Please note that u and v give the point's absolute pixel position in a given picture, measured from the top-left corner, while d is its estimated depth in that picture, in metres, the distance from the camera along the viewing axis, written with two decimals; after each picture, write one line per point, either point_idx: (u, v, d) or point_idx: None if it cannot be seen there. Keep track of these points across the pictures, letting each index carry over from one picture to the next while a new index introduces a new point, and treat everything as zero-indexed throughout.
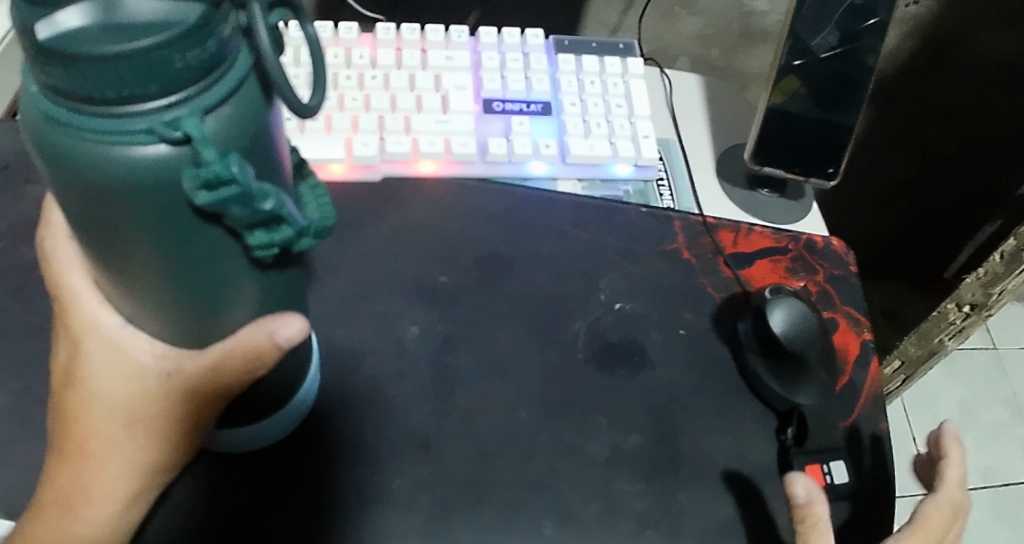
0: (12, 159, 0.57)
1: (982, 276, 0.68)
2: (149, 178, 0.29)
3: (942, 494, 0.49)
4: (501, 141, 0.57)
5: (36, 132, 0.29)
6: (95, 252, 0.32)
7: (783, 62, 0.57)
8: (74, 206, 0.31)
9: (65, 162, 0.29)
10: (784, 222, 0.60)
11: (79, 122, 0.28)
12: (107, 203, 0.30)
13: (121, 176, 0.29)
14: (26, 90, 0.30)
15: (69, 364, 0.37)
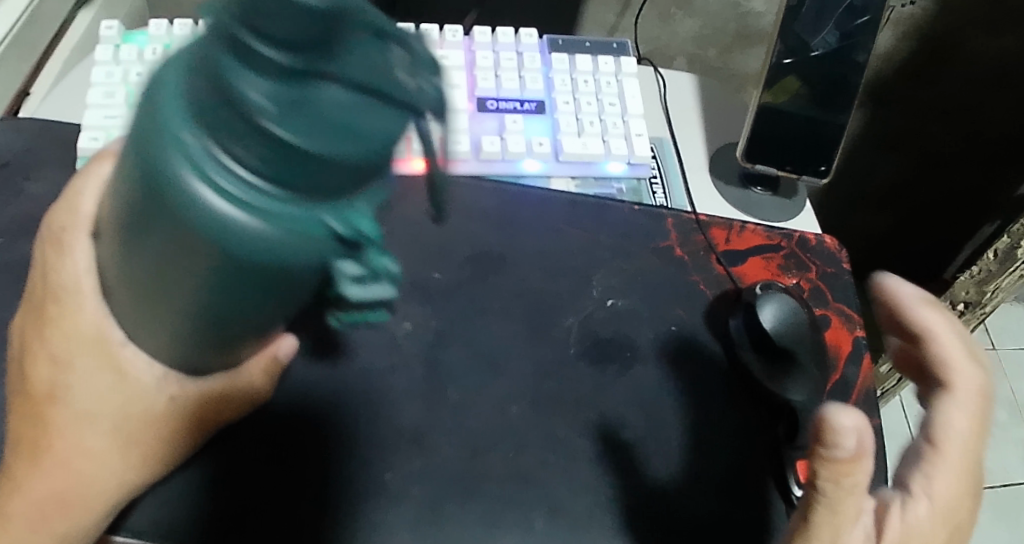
0: (11, 158, 0.58)
1: (976, 274, 0.68)
2: (259, 232, 0.31)
3: (957, 381, 0.43)
4: (495, 138, 0.58)
5: (154, 160, 0.31)
6: (156, 279, 0.33)
7: (773, 60, 0.58)
8: (156, 232, 0.32)
9: (230, 230, 0.30)
10: (778, 220, 0.61)
11: (211, 161, 0.30)
12: (202, 241, 0.31)
13: (233, 225, 0.30)
14: (177, 137, 0.30)
15: (61, 369, 0.38)
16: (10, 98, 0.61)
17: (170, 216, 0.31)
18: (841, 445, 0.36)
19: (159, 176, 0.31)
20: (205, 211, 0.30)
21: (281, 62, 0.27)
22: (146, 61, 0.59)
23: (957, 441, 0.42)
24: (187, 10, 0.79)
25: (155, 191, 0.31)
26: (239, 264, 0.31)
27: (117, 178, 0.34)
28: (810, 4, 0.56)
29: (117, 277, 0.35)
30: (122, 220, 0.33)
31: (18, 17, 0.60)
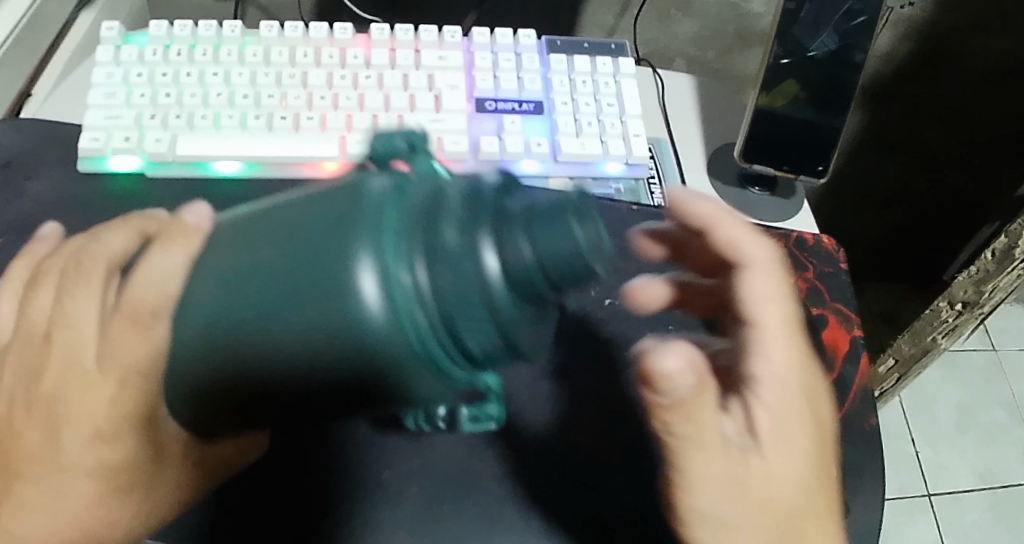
0: (13, 158, 0.58)
1: (974, 273, 0.68)
2: (399, 344, 0.36)
3: (750, 269, 0.48)
4: (493, 139, 0.58)
5: (357, 250, 0.35)
6: (276, 334, 0.36)
7: (770, 61, 0.58)
8: (306, 297, 0.35)
9: (401, 372, 0.36)
10: (775, 220, 0.61)
11: (403, 273, 0.36)
12: (358, 346, 0.36)
13: (386, 333, 0.36)
14: (397, 282, 0.36)
15: (101, 446, 0.43)
16: (12, 99, 0.62)
17: (356, 343, 0.35)
18: (666, 374, 0.39)
19: (367, 311, 0.35)
20: (363, 310, 0.35)
21: (530, 262, 0.36)
22: (146, 62, 0.59)
23: (775, 307, 0.47)
24: (188, 11, 0.79)
25: (354, 320, 0.35)
26: (369, 360, 0.36)
27: (280, 226, 0.37)
28: (809, 5, 0.57)
29: (219, 313, 0.36)
30: (259, 266, 0.36)
31: (20, 19, 0.60)
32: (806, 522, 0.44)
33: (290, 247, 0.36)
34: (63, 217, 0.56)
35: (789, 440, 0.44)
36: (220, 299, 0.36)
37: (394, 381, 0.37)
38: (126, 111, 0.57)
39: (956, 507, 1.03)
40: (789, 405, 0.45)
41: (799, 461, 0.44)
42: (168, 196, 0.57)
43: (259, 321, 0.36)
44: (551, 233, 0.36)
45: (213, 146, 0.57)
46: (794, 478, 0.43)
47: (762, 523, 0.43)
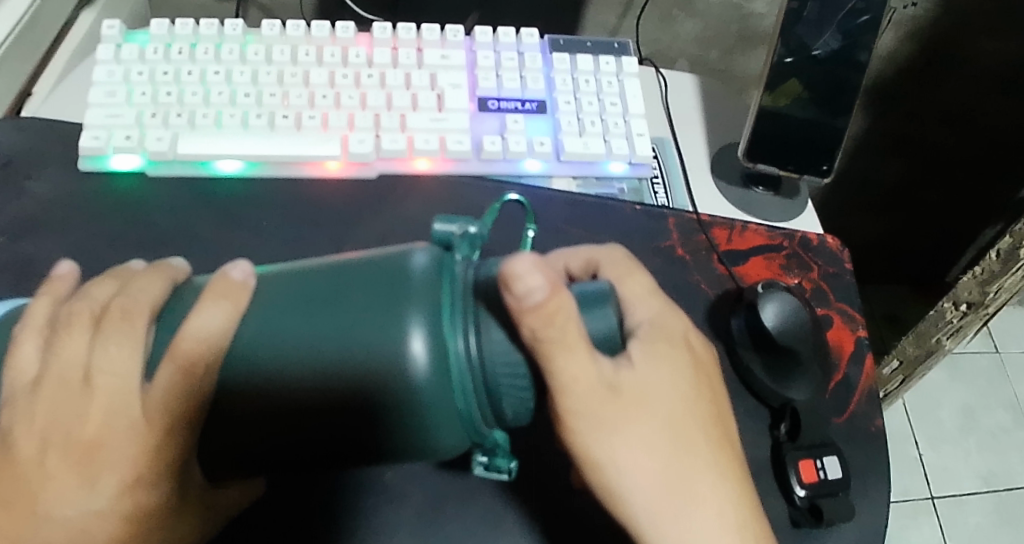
0: (13, 156, 0.58)
1: (978, 274, 0.68)
2: (442, 402, 0.40)
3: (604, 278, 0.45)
4: (496, 138, 0.57)
5: (415, 306, 0.39)
6: (326, 382, 0.39)
7: (773, 59, 0.58)
8: (365, 351, 0.38)
9: (433, 421, 0.40)
10: (779, 220, 0.61)
11: (454, 338, 0.39)
12: (401, 396, 0.39)
13: (430, 392, 0.39)
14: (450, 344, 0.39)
15: (136, 494, 0.42)
16: (13, 98, 0.61)
17: (403, 393, 0.39)
18: (530, 295, 0.38)
19: (420, 365, 0.39)
20: (412, 370, 0.39)
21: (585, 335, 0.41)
22: (148, 60, 0.59)
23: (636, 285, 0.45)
24: (188, 9, 0.79)
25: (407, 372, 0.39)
26: (410, 414, 0.40)
27: (336, 287, 0.40)
28: (813, 5, 0.57)
29: (279, 355, 0.39)
30: (322, 317, 0.39)
31: (20, 17, 0.60)
32: (689, 421, 0.43)
33: (353, 302, 0.39)
34: (64, 217, 0.56)
35: (663, 355, 0.43)
36: (277, 345, 0.39)
37: (424, 436, 0.41)
38: (127, 109, 0.57)
39: (960, 510, 1.02)
40: (654, 333, 0.44)
41: (677, 373, 0.43)
42: (173, 197, 0.57)
43: (315, 369, 0.39)
44: (588, 316, 0.41)
45: (216, 146, 0.56)
46: (669, 381, 0.43)
47: (654, 431, 0.42)
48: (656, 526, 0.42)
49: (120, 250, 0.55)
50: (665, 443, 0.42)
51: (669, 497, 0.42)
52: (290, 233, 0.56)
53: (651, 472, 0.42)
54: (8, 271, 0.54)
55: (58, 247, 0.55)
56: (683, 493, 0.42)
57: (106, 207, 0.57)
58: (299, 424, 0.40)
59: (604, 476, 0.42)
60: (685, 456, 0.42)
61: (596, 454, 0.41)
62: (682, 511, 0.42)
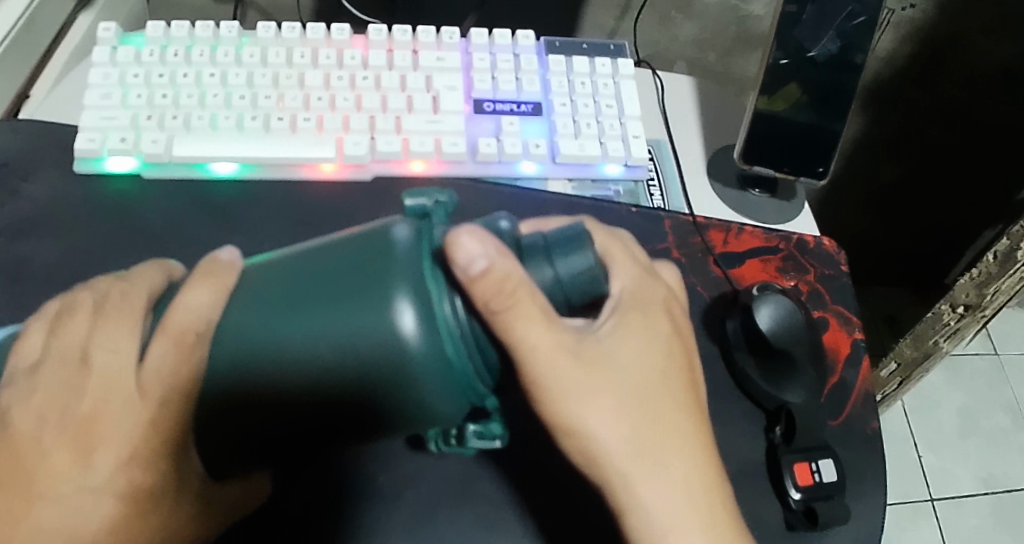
0: (10, 159, 0.58)
1: (976, 276, 0.68)
2: (438, 367, 0.39)
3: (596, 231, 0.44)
4: (491, 140, 0.57)
5: (400, 267, 0.38)
6: (317, 359, 0.38)
7: (770, 62, 0.58)
8: (354, 326, 0.38)
9: (427, 386, 0.39)
10: (775, 222, 0.60)
11: (439, 301, 0.39)
12: (392, 358, 0.38)
13: (426, 359, 0.38)
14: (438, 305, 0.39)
15: (132, 471, 0.42)
16: (10, 99, 0.61)
17: (393, 355, 0.38)
18: (474, 264, 0.38)
19: (408, 325, 0.38)
20: (404, 339, 0.38)
21: (554, 277, 0.40)
22: (144, 62, 0.59)
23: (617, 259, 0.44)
24: (187, 11, 0.79)
25: (396, 334, 0.38)
26: (407, 383, 0.39)
27: (316, 265, 0.39)
28: (811, 8, 0.57)
29: (266, 340, 0.39)
30: (304, 296, 0.39)
31: (17, 19, 0.60)
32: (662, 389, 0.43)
33: (332, 277, 0.39)
34: (58, 218, 0.56)
35: (636, 328, 0.43)
36: (264, 329, 0.39)
37: (420, 403, 0.39)
38: (123, 112, 0.57)
39: (959, 512, 1.02)
40: (624, 309, 0.43)
41: (651, 344, 0.43)
42: (170, 199, 0.57)
43: (305, 349, 0.38)
44: (568, 258, 0.40)
45: (212, 148, 0.56)
46: (643, 350, 0.43)
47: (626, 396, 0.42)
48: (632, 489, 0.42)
49: (114, 252, 0.55)
50: (637, 411, 0.42)
51: (640, 463, 0.42)
52: (286, 235, 0.56)
53: (625, 437, 0.42)
54: (2, 273, 0.54)
55: (53, 249, 0.55)
56: (656, 460, 0.42)
57: (101, 208, 0.57)
58: (296, 405, 0.39)
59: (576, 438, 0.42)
60: (656, 423, 0.42)
61: (567, 417, 0.41)
62: (654, 474, 0.42)
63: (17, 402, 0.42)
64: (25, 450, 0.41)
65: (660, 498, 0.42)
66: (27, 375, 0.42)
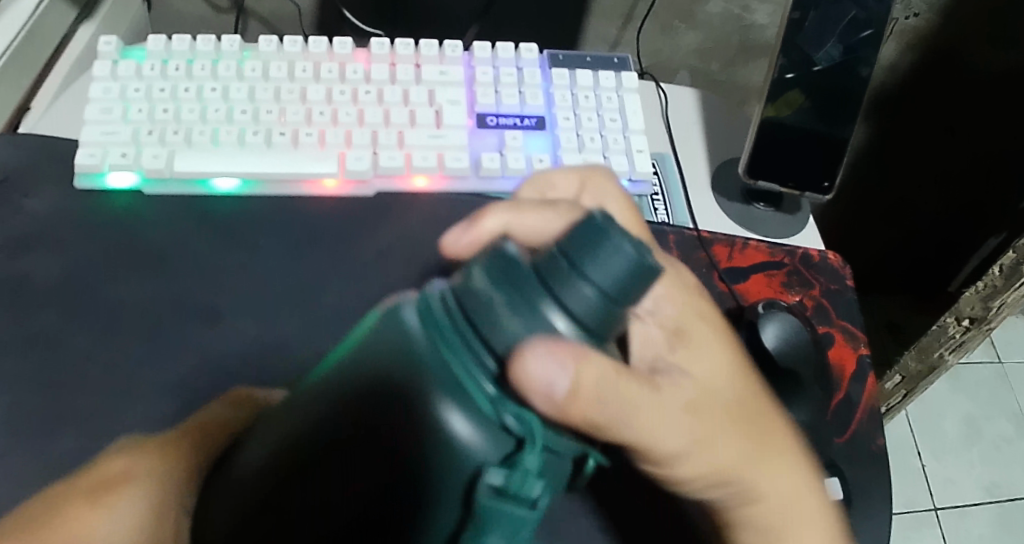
0: (9, 173, 0.58)
1: (981, 289, 0.67)
2: (498, 453, 0.30)
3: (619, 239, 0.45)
4: (494, 155, 0.57)
5: (417, 342, 0.31)
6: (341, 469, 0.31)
7: (775, 76, 0.58)
8: (371, 416, 0.31)
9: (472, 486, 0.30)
10: (780, 236, 0.60)
11: (470, 375, 0.30)
12: (425, 451, 0.30)
13: (479, 450, 0.30)
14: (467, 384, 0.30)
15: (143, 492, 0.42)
16: (10, 112, 0.61)
17: (426, 445, 0.30)
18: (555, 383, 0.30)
19: (436, 411, 0.30)
20: (446, 433, 0.30)
21: (597, 296, 0.30)
22: (145, 76, 0.58)
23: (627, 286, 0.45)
24: (189, 21, 0.79)
25: (425, 419, 0.30)
26: (457, 483, 0.30)
27: (336, 356, 0.33)
28: (813, 16, 0.57)
29: (277, 451, 0.32)
30: (315, 403, 0.32)
31: (17, 32, 0.60)
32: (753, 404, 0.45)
33: (336, 377, 0.31)
34: (60, 233, 0.56)
35: (697, 345, 0.45)
36: (274, 440, 0.32)
37: (469, 507, 0.30)
38: (124, 126, 0.56)
39: (963, 522, 1.02)
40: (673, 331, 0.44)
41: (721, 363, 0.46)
42: (169, 215, 0.57)
43: (319, 457, 0.31)
44: (598, 261, 0.30)
45: (213, 164, 0.56)
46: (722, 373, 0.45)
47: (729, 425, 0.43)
48: (768, 475, 0.44)
49: (115, 266, 0.55)
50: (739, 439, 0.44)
51: (761, 460, 0.44)
52: (289, 251, 0.56)
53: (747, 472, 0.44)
54: (2, 289, 0.54)
55: (53, 264, 0.55)
56: (768, 455, 0.45)
57: (101, 223, 0.56)
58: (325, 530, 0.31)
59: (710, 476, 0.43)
60: (760, 429, 0.45)
61: (688, 468, 0.42)
62: (775, 484, 0.45)
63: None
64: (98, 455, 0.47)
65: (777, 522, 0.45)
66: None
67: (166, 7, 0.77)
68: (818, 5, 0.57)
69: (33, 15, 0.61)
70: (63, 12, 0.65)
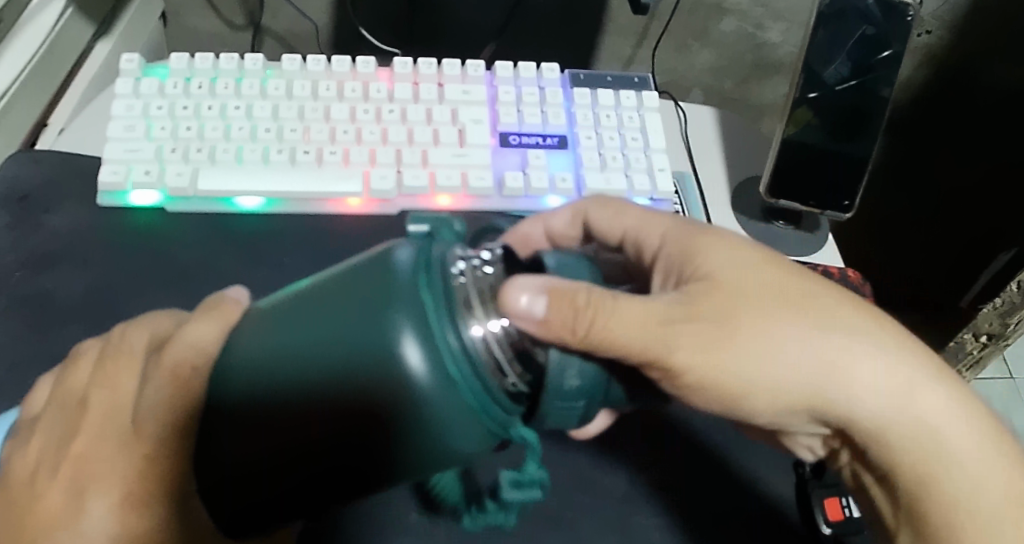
0: (31, 190, 0.58)
1: (999, 306, 0.69)
2: (449, 403, 0.34)
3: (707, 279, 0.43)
4: (517, 174, 0.57)
5: (403, 300, 0.34)
6: (325, 398, 0.34)
7: (797, 94, 0.60)
8: (352, 363, 0.33)
9: (442, 421, 0.34)
10: (800, 255, 0.61)
11: (444, 333, 0.34)
12: (392, 395, 0.33)
13: (433, 395, 0.34)
14: (442, 340, 0.34)
15: (125, 520, 0.41)
16: (29, 128, 0.61)
17: (397, 392, 0.33)
18: (533, 310, 0.35)
19: (414, 358, 0.33)
20: (408, 375, 0.33)
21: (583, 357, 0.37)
22: (168, 94, 0.59)
23: (624, 314, 0.38)
24: (202, 39, 0.79)
25: (401, 368, 0.33)
26: (413, 419, 0.34)
27: (320, 300, 0.35)
28: (822, 34, 0.59)
29: (267, 369, 0.35)
30: (309, 330, 0.35)
31: (39, 46, 0.60)
32: (808, 318, 0.43)
33: (326, 315, 0.35)
34: (83, 251, 0.56)
35: (731, 256, 0.43)
36: (267, 358, 0.35)
37: (434, 444, 0.35)
38: (147, 143, 0.57)
39: None
40: (657, 318, 0.39)
41: (770, 272, 0.44)
42: (195, 234, 0.57)
43: (309, 389, 0.34)
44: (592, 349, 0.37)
45: (238, 182, 0.56)
46: (753, 304, 0.42)
47: (800, 361, 0.42)
48: (820, 340, 0.42)
49: (141, 283, 0.55)
50: (807, 387, 0.42)
51: (813, 315, 0.43)
52: (312, 265, 0.56)
53: (859, 414, 0.43)
54: (28, 306, 0.54)
55: (77, 282, 0.55)
56: (835, 323, 0.43)
57: (125, 243, 0.56)
58: (308, 450, 0.35)
59: (846, 398, 0.43)
60: (807, 303, 0.43)
61: (841, 389, 0.42)
62: (855, 357, 0.42)
63: (24, 441, 0.43)
64: (24, 483, 0.42)
65: (936, 455, 0.43)
66: (32, 427, 0.44)
67: (181, 23, 0.78)
68: (824, 22, 0.58)
69: (53, 31, 0.61)
70: (81, 31, 0.64)
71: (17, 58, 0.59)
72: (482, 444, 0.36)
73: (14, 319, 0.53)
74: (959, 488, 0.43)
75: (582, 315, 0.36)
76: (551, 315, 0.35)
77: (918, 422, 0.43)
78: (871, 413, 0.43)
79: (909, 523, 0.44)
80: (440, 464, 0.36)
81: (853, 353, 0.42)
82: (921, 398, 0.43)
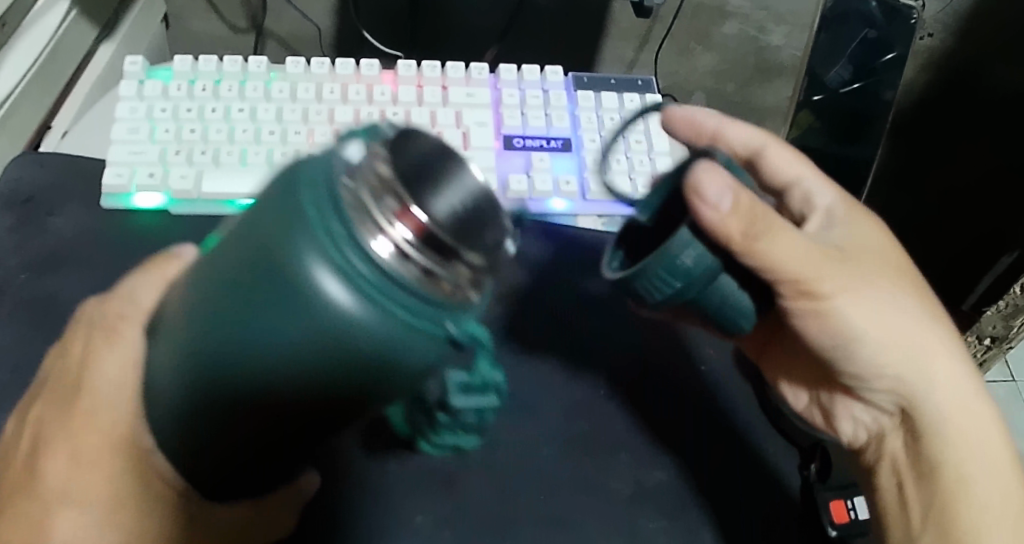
0: (34, 193, 0.58)
1: (1003, 308, 0.69)
2: (379, 325, 0.28)
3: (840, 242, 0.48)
4: (522, 177, 0.57)
5: (296, 228, 0.28)
6: (235, 356, 0.29)
7: (801, 97, 0.60)
8: (261, 315, 0.28)
9: (377, 345, 0.28)
10: None
11: (352, 254, 0.28)
12: (312, 337, 0.28)
13: (356, 321, 0.28)
14: (348, 264, 0.28)
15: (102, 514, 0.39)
16: (31, 131, 0.61)
17: (314, 329, 0.28)
18: (719, 203, 0.38)
19: (327, 289, 0.28)
20: (324, 308, 0.28)
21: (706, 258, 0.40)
22: (171, 97, 0.59)
23: (780, 244, 0.41)
24: (204, 42, 0.79)
25: (311, 304, 0.28)
26: (341, 355, 0.28)
27: (220, 250, 0.30)
28: (823, 37, 0.59)
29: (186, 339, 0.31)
30: (211, 286, 0.30)
31: (42, 48, 0.60)
32: (917, 299, 0.48)
33: (223, 265, 0.30)
34: (85, 254, 0.56)
35: (864, 232, 0.49)
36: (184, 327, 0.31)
37: (380, 375, 0.29)
38: (150, 146, 0.57)
39: None
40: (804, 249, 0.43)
41: (894, 254, 0.49)
42: (198, 236, 0.57)
43: (224, 354, 0.30)
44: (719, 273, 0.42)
45: (242, 184, 0.56)
46: (883, 270, 0.47)
47: (900, 324, 0.46)
48: (918, 323, 0.47)
49: None
50: (901, 351, 0.47)
51: (917, 299, 0.48)
52: None
53: (928, 396, 0.47)
54: (31, 309, 0.54)
55: (79, 285, 0.55)
56: (933, 314, 0.48)
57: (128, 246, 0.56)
58: (250, 412, 0.31)
59: (927, 371, 0.47)
60: (917, 291, 0.49)
61: (931, 364, 0.47)
62: (940, 348, 0.47)
63: None
64: None
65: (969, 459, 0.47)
66: None
67: (183, 27, 0.78)
68: (829, 26, 0.59)
69: (56, 35, 0.61)
70: (85, 34, 0.65)
71: (20, 61, 0.59)
72: (444, 360, 0.30)
73: (17, 322, 0.53)
74: (982, 490, 0.47)
75: (757, 227, 0.40)
76: (731, 210, 0.38)
77: (963, 425, 0.47)
78: (933, 395, 0.47)
79: (937, 520, 0.47)
80: (398, 391, 0.31)
81: (937, 347, 0.47)
82: (978, 410, 0.48)
